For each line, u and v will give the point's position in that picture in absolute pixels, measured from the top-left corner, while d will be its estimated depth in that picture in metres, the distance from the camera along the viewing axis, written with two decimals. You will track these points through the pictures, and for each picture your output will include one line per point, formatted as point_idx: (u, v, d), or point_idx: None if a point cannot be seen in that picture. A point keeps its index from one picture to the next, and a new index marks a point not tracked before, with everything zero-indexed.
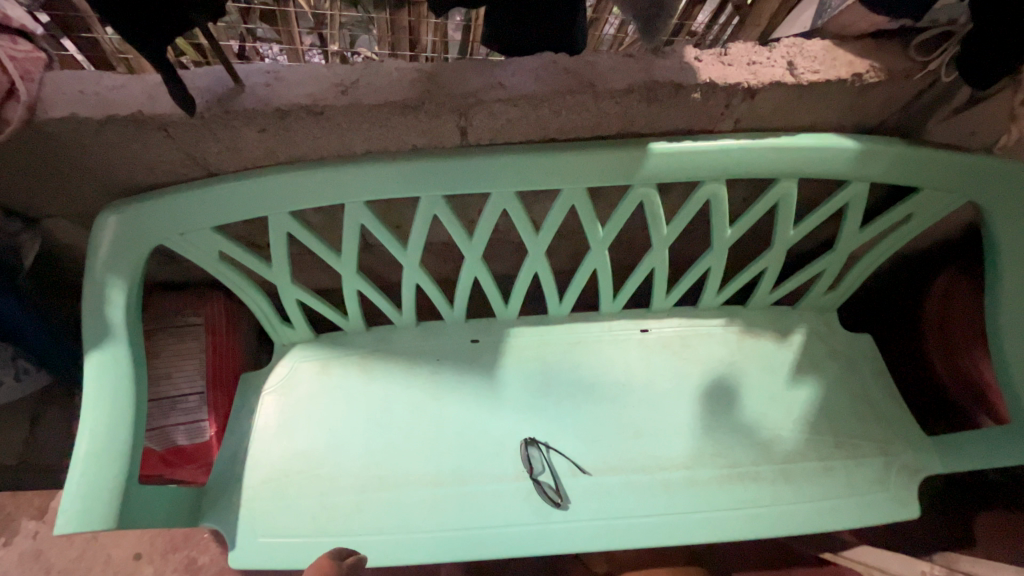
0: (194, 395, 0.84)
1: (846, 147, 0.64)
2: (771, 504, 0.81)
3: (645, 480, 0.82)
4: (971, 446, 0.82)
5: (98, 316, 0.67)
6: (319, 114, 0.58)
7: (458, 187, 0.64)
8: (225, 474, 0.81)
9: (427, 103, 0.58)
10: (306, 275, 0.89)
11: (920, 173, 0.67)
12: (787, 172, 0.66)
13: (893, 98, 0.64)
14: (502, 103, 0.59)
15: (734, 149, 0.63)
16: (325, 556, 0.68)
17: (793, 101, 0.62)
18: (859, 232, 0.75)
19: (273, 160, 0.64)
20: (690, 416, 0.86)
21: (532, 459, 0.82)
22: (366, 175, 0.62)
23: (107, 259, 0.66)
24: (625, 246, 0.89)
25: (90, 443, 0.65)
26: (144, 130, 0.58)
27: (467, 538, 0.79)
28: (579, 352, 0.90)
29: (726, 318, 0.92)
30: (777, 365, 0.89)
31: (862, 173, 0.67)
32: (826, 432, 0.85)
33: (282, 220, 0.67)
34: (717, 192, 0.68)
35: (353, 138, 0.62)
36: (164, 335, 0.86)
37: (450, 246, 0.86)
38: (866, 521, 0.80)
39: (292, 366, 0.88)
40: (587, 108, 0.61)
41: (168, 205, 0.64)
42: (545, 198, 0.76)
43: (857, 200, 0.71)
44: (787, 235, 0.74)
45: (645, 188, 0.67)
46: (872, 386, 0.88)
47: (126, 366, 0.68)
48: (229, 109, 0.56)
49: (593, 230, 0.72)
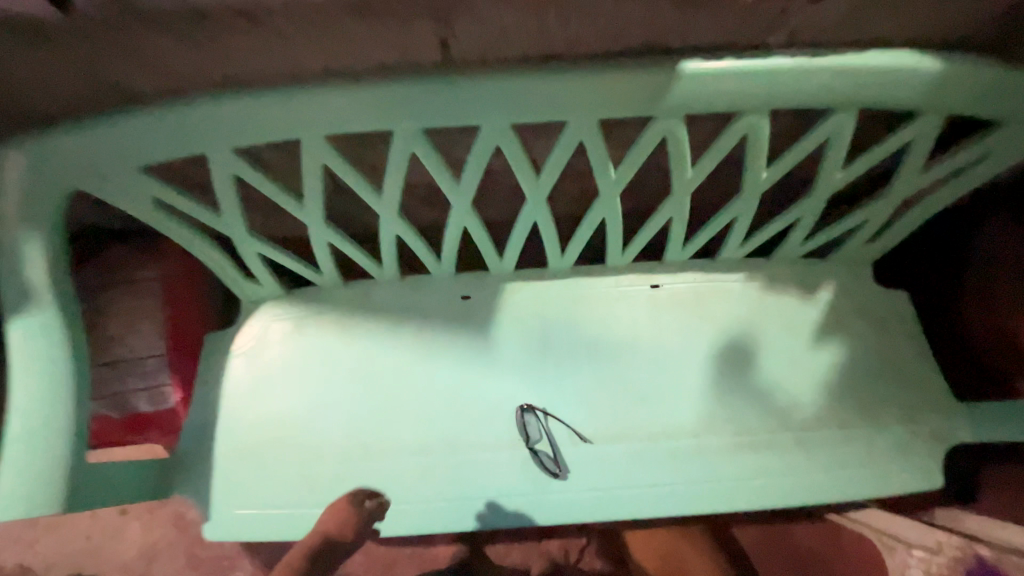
0: (154, 358, 0.75)
1: (924, 68, 0.51)
2: (785, 474, 0.75)
3: (650, 449, 0.76)
4: (1004, 414, 0.76)
5: (15, 276, 0.56)
6: (254, 17, 0.44)
7: (439, 118, 0.52)
8: (194, 442, 0.75)
9: (396, 4, 0.44)
10: (271, 223, 0.78)
11: (1009, 101, 0.55)
12: (847, 100, 0.53)
13: (992, 4, 0.51)
14: (494, 5, 0.45)
15: (786, 70, 0.50)
16: (344, 497, 0.64)
17: (867, 5, 0.49)
18: (917, 176, 0.64)
19: (206, 82, 0.51)
20: (701, 380, 0.79)
21: (530, 428, 0.76)
22: (322, 103, 0.50)
23: (16, 208, 0.54)
24: (638, 191, 0.77)
25: (23, 421, 0.56)
26: (24, 39, 0.45)
27: (458, 509, 0.74)
28: (582, 311, 0.81)
29: (747, 273, 0.82)
30: (800, 325, 0.81)
31: (938, 104, 0.54)
32: (849, 399, 0.78)
33: (226, 160, 0.55)
34: (757, 126, 0.56)
35: (304, 52, 0.48)
36: (113, 292, 0.75)
37: (435, 191, 0.74)
38: (886, 491, 0.75)
39: (262, 326, 0.79)
40: (603, 14, 0.47)
41: (80, 139, 0.51)
42: (547, 133, 0.63)
43: (926, 136, 0.59)
44: (833, 179, 0.63)
45: (669, 120, 0.54)
46: (903, 349, 0.80)
47: (57, 333, 0.58)
48: (131, 10, 0.42)
49: (603, 173, 0.60)
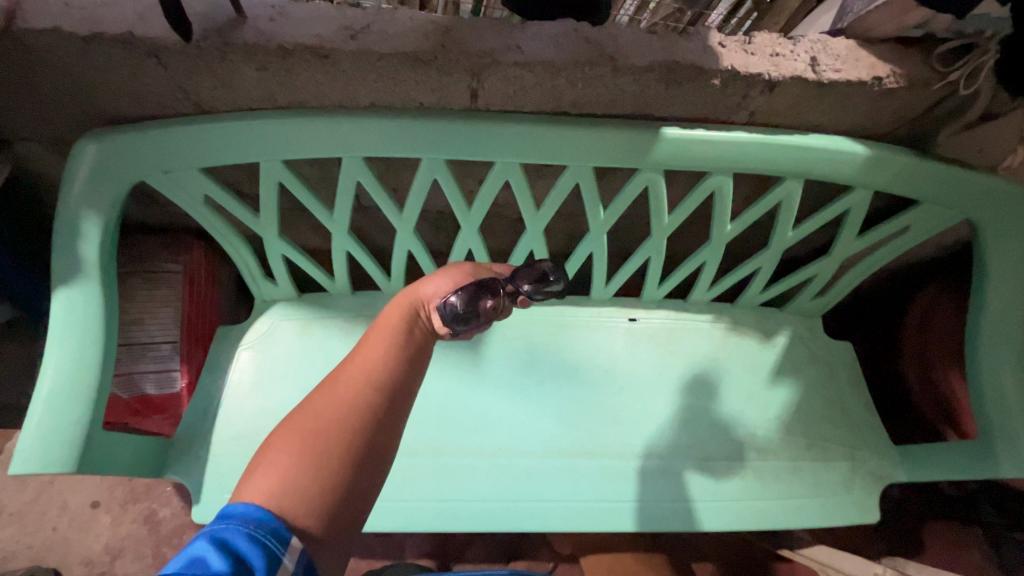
0: (167, 344, 0.80)
1: (856, 152, 0.62)
2: (734, 495, 0.83)
3: (620, 466, 0.82)
4: (935, 458, 0.83)
5: (69, 251, 0.62)
6: (325, 57, 0.53)
7: (461, 153, 0.61)
8: (194, 427, 0.78)
9: (440, 59, 0.54)
10: (291, 230, 0.85)
11: (923, 186, 0.66)
12: (796, 171, 0.64)
13: (908, 108, 0.62)
14: (518, 68, 0.55)
15: (746, 141, 0.61)
16: (467, 265, 0.60)
17: (810, 100, 0.60)
18: (856, 240, 0.75)
19: (270, 103, 0.59)
20: (668, 408, 0.86)
21: (484, 312, 0.55)
22: (365, 131, 0.59)
23: (83, 191, 0.61)
24: (622, 233, 0.88)
25: (54, 382, 0.62)
26: (133, 55, 0.52)
27: (438, 509, 0.78)
28: (567, 335, 0.88)
29: (714, 315, 0.91)
30: (759, 365, 0.90)
31: (867, 181, 0.66)
32: (798, 433, 0.87)
33: (275, 168, 0.62)
34: (723, 185, 0.66)
35: (357, 88, 0.57)
36: (138, 280, 0.81)
37: (445, 216, 0.83)
38: (828, 522, 0.83)
39: (271, 323, 0.83)
40: (604, 83, 0.57)
41: (146, 142, 0.59)
42: (549, 174, 0.73)
43: (861, 206, 0.70)
44: (785, 236, 0.74)
45: (652, 173, 0.64)
46: (848, 393, 0.90)
47: (94, 309, 0.64)
48: (229, 42, 0.51)
49: (595, 212, 0.70)
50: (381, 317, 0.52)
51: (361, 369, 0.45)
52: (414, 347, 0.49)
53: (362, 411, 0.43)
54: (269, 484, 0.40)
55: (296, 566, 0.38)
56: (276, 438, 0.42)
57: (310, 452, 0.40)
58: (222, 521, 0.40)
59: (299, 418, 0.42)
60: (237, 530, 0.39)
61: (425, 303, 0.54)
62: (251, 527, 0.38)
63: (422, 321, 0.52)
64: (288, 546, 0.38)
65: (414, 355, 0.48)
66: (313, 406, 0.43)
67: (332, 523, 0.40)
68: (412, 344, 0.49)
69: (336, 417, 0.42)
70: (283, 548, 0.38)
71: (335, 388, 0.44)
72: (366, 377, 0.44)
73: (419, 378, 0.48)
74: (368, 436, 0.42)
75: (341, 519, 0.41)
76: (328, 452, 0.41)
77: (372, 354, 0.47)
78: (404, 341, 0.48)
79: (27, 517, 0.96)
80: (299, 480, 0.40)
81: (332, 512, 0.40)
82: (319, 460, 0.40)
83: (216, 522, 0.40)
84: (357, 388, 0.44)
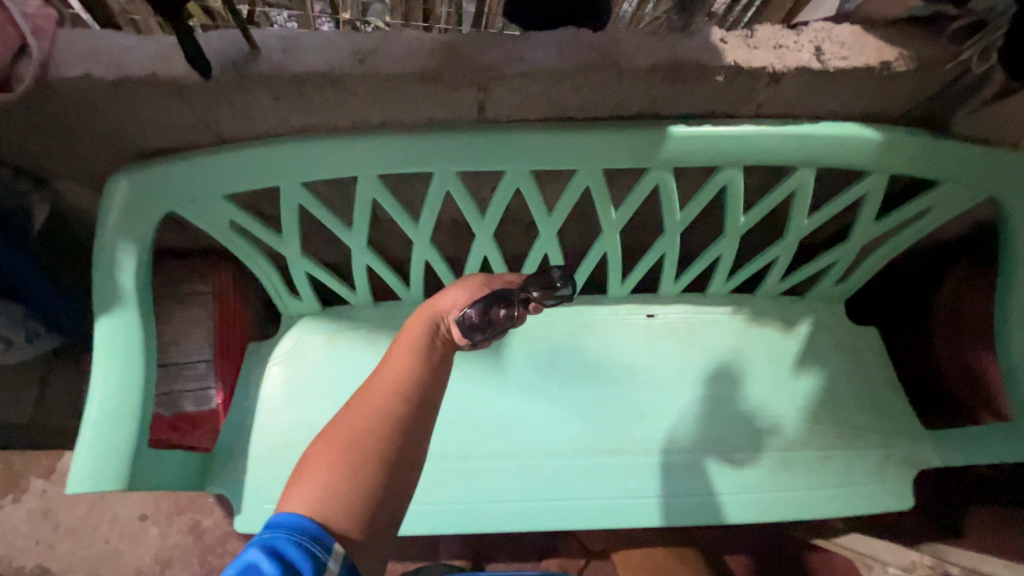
0: (202, 362, 0.84)
1: (868, 137, 0.62)
2: (761, 487, 0.82)
3: (646, 462, 0.83)
4: (970, 441, 0.82)
5: (108, 281, 0.66)
6: (335, 82, 0.55)
7: (471, 164, 0.62)
8: (231, 441, 0.82)
9: (446, 75, 0.55)
10: (311, 247, 0.88)
11: (941, 166, 0.65)
12: (808, 161, 0.64)
13: (920, 89, 0.61)
14: (522, 78, 0.56)
15: (753, 135, 0.61)
16: (480, 276, 0.62)
17: (817, 88, 0.59)
18: (874, 224, 0.74)
19: (286, 128, 0.61)
20: (691, 402, 0.86)
21: (497, 321, 0.57)
22: (377, 149, 0.60)
23: (118, 224, 0.64)
24: (636, 230, 0.88)
25: (101, 406, 0.65)
26: (157, 94, 0.55)
27: (468, 512, 0.80)
28: (586, 335, 0.89)
29: (733, 306, 0.91)
30: (782, 355, 0.89)
31: (882, 166, 0.65)
32: (826, 422, 0.86)
33: (293, 190, 0.65)
34: (734, 178, 0.66)
35: (368, 109, 0.59)
36: (172, 303, 0.85)
37: (459, 224, 0.85)
38: (862, 509, 0.82)
39: (298, 338, 0.86)
40: (609, 87, 0.58)
41: (173, 173, 0.62)
42: (559, 177, 0.74)
43: (877, 191, 0.69)
44: (801, 225, 0.73)
45: (661, 172, 0.65)
46: (876, 378, 0.89)
47: (133, 334, 0.67)
48: (244, 75, 0.53)
49: (607, 212, 0.70)
50: (403, 329, 0.54)
51: (388, 379, 0.47)
52: (436, 355, 0.51)
53: (392, 418, 0.45)
54: (310, 492, 0.42)
55: (340, 569, 0.40)
56: (314, 450, 0.44)
57: (347, 460, 0.42)
58: (268, 531, 0.42)
59: (334, 430, 0.45)
60: (283, 537, 0.41)
61: (443, 317, 0.55)
62: (297, 536, 0.40)
63: (442, 330, 0.54)
64: (331, 552, 0.40)
65: (437, 361, 0.50)
66: (346, 417, 0.45)
67: (371, 527, 0.42)
68: (434, 352, 0.51)
69: (368, 425, 0.44)
70: (326, 554, 0.40)
71: (366, 398, 0.46)
72: (394, 385, 0.46)
73: (443, 383, 0.50)
74: (400, 441, 0.44)
75: (379, 523, 0.43)
76: (364, 459, 0.43)
77: (398, 364, 0.49)
78: (427, 349, 0.51)
79: (81, 531, 1.02)
80: (338, 487, 0.42)
81: (370, 514, 0.42)
82: (356, 467, 0.42)
83: (264, 530, 0.43)
84: (387, 398, 0.46)
